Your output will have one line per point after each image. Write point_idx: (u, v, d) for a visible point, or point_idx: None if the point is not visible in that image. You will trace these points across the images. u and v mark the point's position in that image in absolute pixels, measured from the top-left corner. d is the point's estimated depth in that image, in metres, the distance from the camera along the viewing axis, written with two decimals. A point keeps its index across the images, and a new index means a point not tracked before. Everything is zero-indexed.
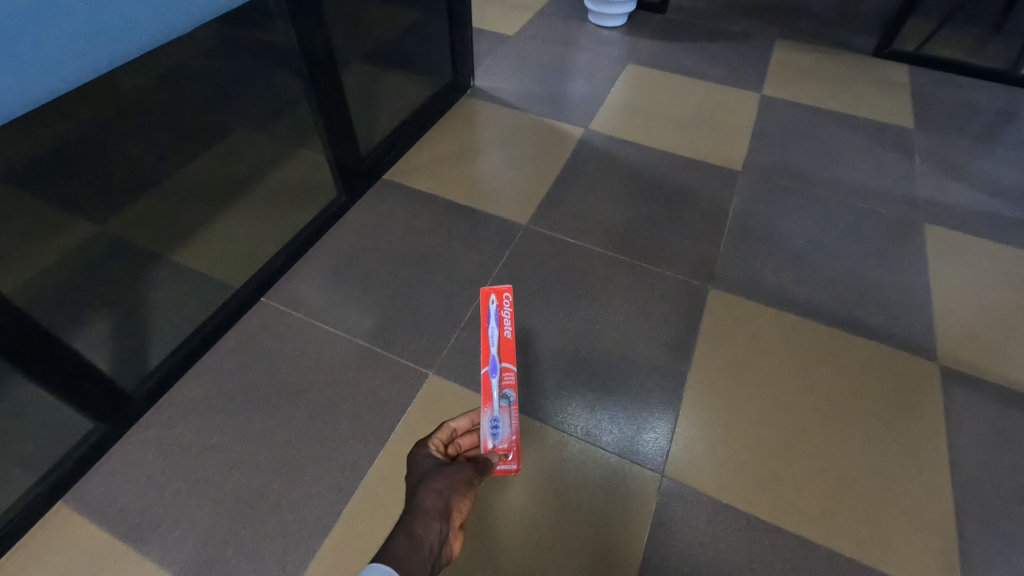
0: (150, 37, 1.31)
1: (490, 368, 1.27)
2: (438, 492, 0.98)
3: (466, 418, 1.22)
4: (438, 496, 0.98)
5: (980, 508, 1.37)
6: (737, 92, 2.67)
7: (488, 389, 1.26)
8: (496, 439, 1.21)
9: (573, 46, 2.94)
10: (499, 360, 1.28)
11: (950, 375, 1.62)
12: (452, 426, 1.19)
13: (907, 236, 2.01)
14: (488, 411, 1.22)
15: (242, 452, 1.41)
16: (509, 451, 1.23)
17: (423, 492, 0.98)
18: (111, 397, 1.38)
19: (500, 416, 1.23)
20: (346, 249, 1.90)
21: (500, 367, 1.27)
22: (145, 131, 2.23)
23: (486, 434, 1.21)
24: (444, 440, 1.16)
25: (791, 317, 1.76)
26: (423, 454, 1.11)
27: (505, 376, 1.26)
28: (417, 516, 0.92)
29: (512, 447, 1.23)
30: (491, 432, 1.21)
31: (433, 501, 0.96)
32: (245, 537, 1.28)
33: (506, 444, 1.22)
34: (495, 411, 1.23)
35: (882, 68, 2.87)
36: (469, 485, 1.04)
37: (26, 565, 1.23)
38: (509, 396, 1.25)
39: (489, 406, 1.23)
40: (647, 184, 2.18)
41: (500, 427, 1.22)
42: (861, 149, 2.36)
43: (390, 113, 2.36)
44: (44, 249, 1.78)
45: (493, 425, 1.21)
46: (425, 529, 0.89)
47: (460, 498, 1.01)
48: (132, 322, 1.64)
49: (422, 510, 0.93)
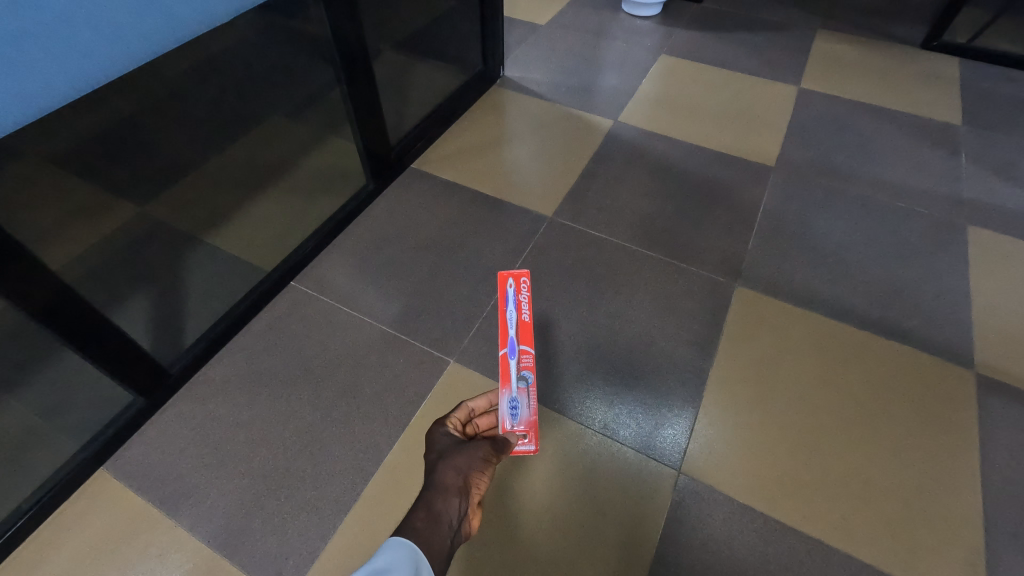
0: (195, 24, 1.37)
1: (508, 351, 1.25)
2: (456, 468, 1.01)
3: (484, 399, 1.22)
4: (457, 472, 1.00)
5: (1011, 522, 1.32)
6: (774, 84, 2.60)
7: (506, 370, 1.24)
8: (516, 420, 1.20)
9: (606, 36, 2.90)
10: (517, 343, 1.27)
11: (986, 384, 1.56)
12: (469, 405, 1.20)
13: (948, 238, 1.93)
14: (506, 392, 1.21)
15: (269, 429, 1.47)
16: (528, 431, 1.22)
17: (443, 469, 1.00)
18: (149, 372, 1.45)
19: (518, 398, 1.22)
20: (373, 236, 1.94)
21: (518, 350, 1.26)
22: (185, 116, 2.31)
23: (504, 415, 1.20)
24: (462, 419, 1.17)
25: (819, 318, 1.72)
26: (441, 432, 1.12)
27: (524, 359, 1.25)
28: (436, 492, 0.95)
29: (530, 427, 1.22)
30: (510, 413, 1.20)
31: (452, 478, 0.98)
32: (270, 510, 1.34)
33: (525, 423, 1.21)
34: (514, 393, 1.22)
35: (932, 61, 2.74)
36: (486, 463, 1.06)
37: (70, 524, 1.32)
38: (526, 378, 1.23)
39: (507, 387, 1.22)
40: (675, 179, 2.15)
41: (520, 409, 1.21)
42: (903, 146, 2.27)
43: (419, 102, 2.38)
44: (90, 228, 1.87)
45: (512, 406, 1.21)
46: (444, 505, 0.93)
47: (478, 475, 1.03)
48: (169, 301, 1.72)
49: (441, 486, 0.96)
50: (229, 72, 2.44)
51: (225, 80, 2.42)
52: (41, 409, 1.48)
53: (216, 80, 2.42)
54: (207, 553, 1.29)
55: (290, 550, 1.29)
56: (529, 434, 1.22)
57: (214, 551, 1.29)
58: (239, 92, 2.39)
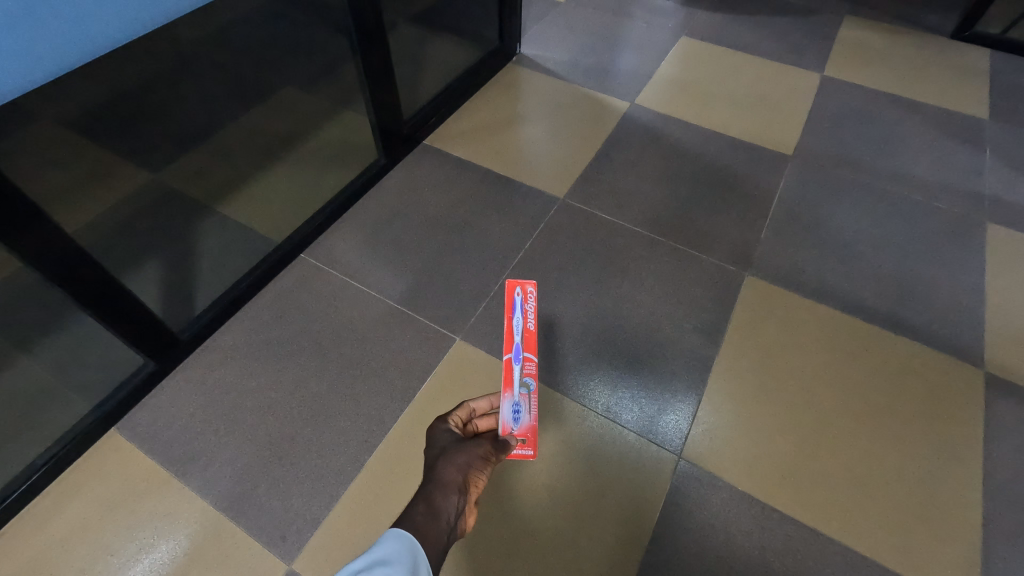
0: None
1: (513, 356, 1.28)
2: (457, 466, 0.98)
3: (485, 401, 1.20)
4: (457, 469, 0.97)
5: (1011, 520, 1.32)
6: (796, 71, 2.53)
7: (510, 376, 1.26)
8: (516, 424, 1.19)
9: (626, 15, 2.83)
10: (522, 351, 1.30)
11: (994, 383, 1.54)
12: (471, 406, 1.17)
13: (967, 235, 1.89)
14: (509, 397, 1.21)
15: (276, 398, 1.49)
16: (526, 436, 1.20)
17: (443, 466, 0.97)
18: (162, 337, 1.47)
19: (519, 403, 1.22)
20: (383, 213, 1.93)
21: (522, 357, 1.29)
22: (198, 82, 2.29)
23: (505, 419, 1.19)
24: (463, 419, 1.14)
25: (830, 311, 1.70)
26: (442, 429, 1.08)
27: (527, 366, 1.27)
28: (436, 487, 0.92)
29: (530, 433, 1.21)
30: (512, 417, 1.19)
31: (452, 475, 0.96)
32: (276, 476, 1.37)
33: (525, 429, 1.20)
34: (516, 397, 1.22)
35: (961, 52, 2.66)
36: (486, 461, 1.04)
37: (83, 482, 1.35)
38: (529, 384, 1.24)
39: (510, 392, 1.22)
40: (691, 165, 2.12)
41: (521, 413, 1.21)
42: (927, 139, 2.22)
43: (434, 77, 2.35)
44: (103, 193, 1.88)
45: (514, 411, 1.20)
46: (444, 500, 0.90)
47: (478, 473, 1.00)
48: (181, 268, 1.73)
49: (442, 482, 0.93)
50: (244, 42, 2.42)
51: (239, 49, 2.40)
52: (56, 369, 1.51)
53: (231, 48, 2.41)
54: (214, 515, 1.32)
55: (295, 516, 1.32)
56: (528, 437, 1.20)
57: (220, 514, 1.32)
58: (253, 62, 2.36)
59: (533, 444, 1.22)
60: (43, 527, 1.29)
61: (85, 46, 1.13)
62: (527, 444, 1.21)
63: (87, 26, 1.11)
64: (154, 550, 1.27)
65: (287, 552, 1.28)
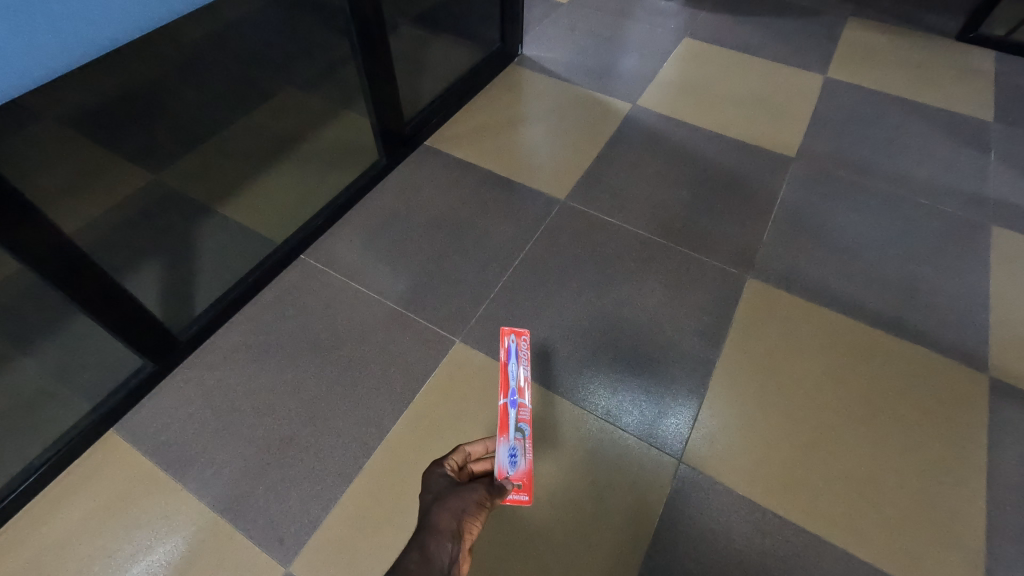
0: None
1: (509, 400, 1.22)
2: (451, 511, 0.95)
3: (481, 444, 1.16)
4: (451, 514, 0.94)
5: (1014, 528, 1.30)
6: (800, 73, 2.52)
7: (505, 420, 1.19)
8: (513, 468, 1.11)
9: (629, 16, 2.82)
10: (517, 395, 1.24)
11: (999, 389, 1.53)
12: (466, 449, 1.14)
13: (972, 238, 1.88)
14: (504, 440, 1.14)
15: (275, 400, 1.49)
16: (523, 482, 1.10)
17: (436, 512, 0.94)
18: (160, 339, 1.47)
19: (516, 446, 1.14)
20: (383, 214, 1.93)
21: (517, 401, 1.23)
22: (199, 81, 2.28)
23: (502, 462, 1.11)
24: (458, 462, 1.11)
25: (832, 315, 1.69)
26: (437, 474, 1.07)
27: (522, 411, 1.21)
28: (429, 533, 0.90)
29: (527, 478, 1.10)
30: (509, 460, 1.11)
31: (445, 521, 0.93)
32: (274, 479, 1.36)
33: (522, 474, 1.11)
34: (512, 441, 1.15)
35: (966, 54, 2.64)
36: (481, 507, 0.99)
37: (81, 483, 1.35)
38: (524, 429, 1.18)
39: (505, 435, 1.15)
40: (693, 166, 2.11)
41: (518, 457, 1.12)
42: (930, 141, 2.20)
43: (436, 77, 2.35)
44: (103, 192, 1.87)
45: (510, 454, 1.12)
46: (436, 547, 0.87)
47: (473, 519, 0.96)
48: (180, 268, 1.73)
49: (435, 528, 0.91)
50: (246, 42, 2.42)
51: (242, 49, 2.40)
52: (55, 370, 1.51)
53: (233, 48, 2.41)
54: (212, 517, 1.31)
55: (292, 519, 1.31)
56: (523, 482, 1.09)
57: (218, 515, 1.31)
58: (254, 62, 2.36)
59: (529, 490, 1.10)
60: (41, 529, 1.28)
61: (31, 69, 1.05)
62: (522, 491, 1.09)
63: (36, 47, 1.04)
64: (152, 552, 1.26)
65: (285, 555, 1.27)
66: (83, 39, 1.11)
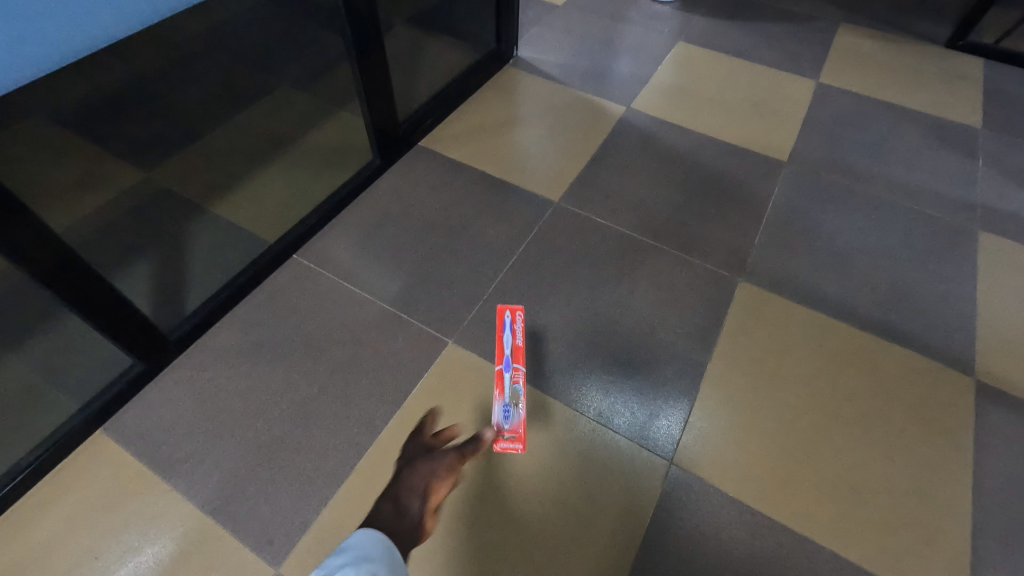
0: None
1: (503, 367, 1.51)
2: (423, 472, 1.39)
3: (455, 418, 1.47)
4: (422, 477, 1.38)
5: (999, 530, 1.32)
6: (792, 78, 2.54)
7: (502, 383, 1.50)
8: (507, 422, 1.44)
9: (624, 19, 2.84)
10: (512, 361, 1.52)
11: (985, 392, 1.55)
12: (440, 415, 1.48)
13: (959, 243, 1.90)
14: (500, 401, 1.46)
15: (266, 400, 1.48)
16: (516, 433, 1.43)
17: (411, 473, 1.39)
18: (150, 339, 1.46)
19: (510, 406, 1.46)
20: (376, 214, 1.93)
21: (512, 367, 1.51)
22: (191, 79, 2.27)
23: (497, 418, 1.45)
24: (433, 430, 1.46)
25: (822, 318, 1.70)
26: (412, 442, 1.43)
27: (516, 374, 1.50)
28: (404, 491, 1.36)
29: (519, 429, 1.43)
30: (503, 416, 1.44)
31: (418, 481, 1.37)
32: (264, 480, 1.36)
33: (515, 426, 1.43)
34: (506, 402, 1.46)
35: (955, 61, 2.67)
36: (448, 471, 1.40)
37: (68, 484, 1.34)
38: (518, 390, 1.48)
39: (501, 397, 1.47)
40: (686, 170, 2.12)
41: (511, 415, 1.45)
42: (920, 147, 2.23)
43: (431, 78, 2.35)
44: (93, 190, 1.86)
45: (504, 412, 1.45)
46: (408, 502, 1.34)
47: (440, 481, 1.38)
48: (171, 267, 1.72)
49: (409, 488, 1.36)
50: (240, 40, 2.41)
51: (236, 47, 2.39)
52: (43, 369, 1.49)
53: (227, 46, 2.39)
54: (201, 518, 1.31)
55: (282, 521, 1.31)
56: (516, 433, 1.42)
57: (208, 516, 1.31)
58: (247, 60, 2.35)
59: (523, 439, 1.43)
60: (28, 529, 1.27)
61: (6, 72, 1.01)
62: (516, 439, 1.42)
63: (19, 53, 1.02)
64: (140, 553, 1.25)
65: (275, 557, 1.26)
66: (80, 31, 1.11)
